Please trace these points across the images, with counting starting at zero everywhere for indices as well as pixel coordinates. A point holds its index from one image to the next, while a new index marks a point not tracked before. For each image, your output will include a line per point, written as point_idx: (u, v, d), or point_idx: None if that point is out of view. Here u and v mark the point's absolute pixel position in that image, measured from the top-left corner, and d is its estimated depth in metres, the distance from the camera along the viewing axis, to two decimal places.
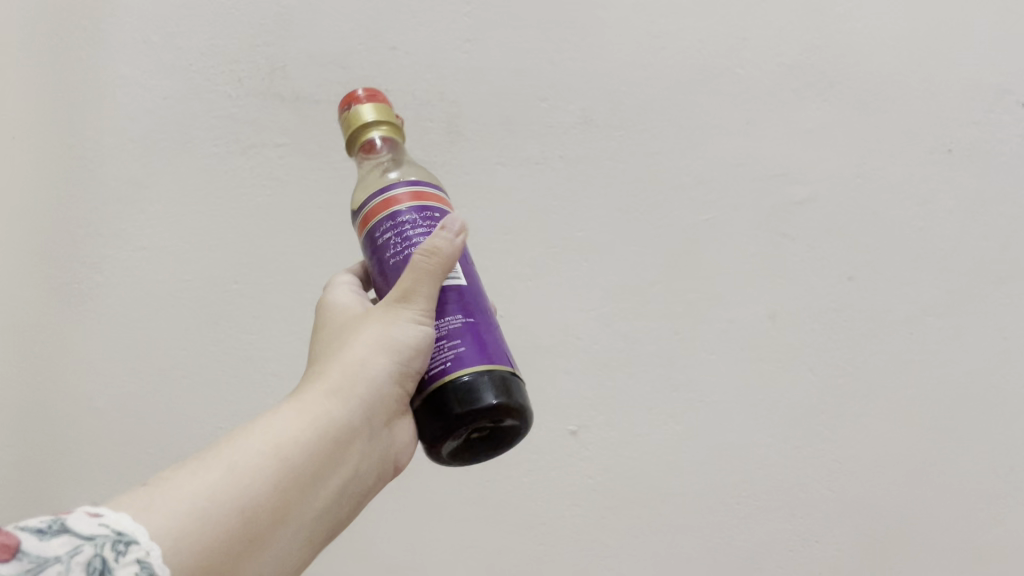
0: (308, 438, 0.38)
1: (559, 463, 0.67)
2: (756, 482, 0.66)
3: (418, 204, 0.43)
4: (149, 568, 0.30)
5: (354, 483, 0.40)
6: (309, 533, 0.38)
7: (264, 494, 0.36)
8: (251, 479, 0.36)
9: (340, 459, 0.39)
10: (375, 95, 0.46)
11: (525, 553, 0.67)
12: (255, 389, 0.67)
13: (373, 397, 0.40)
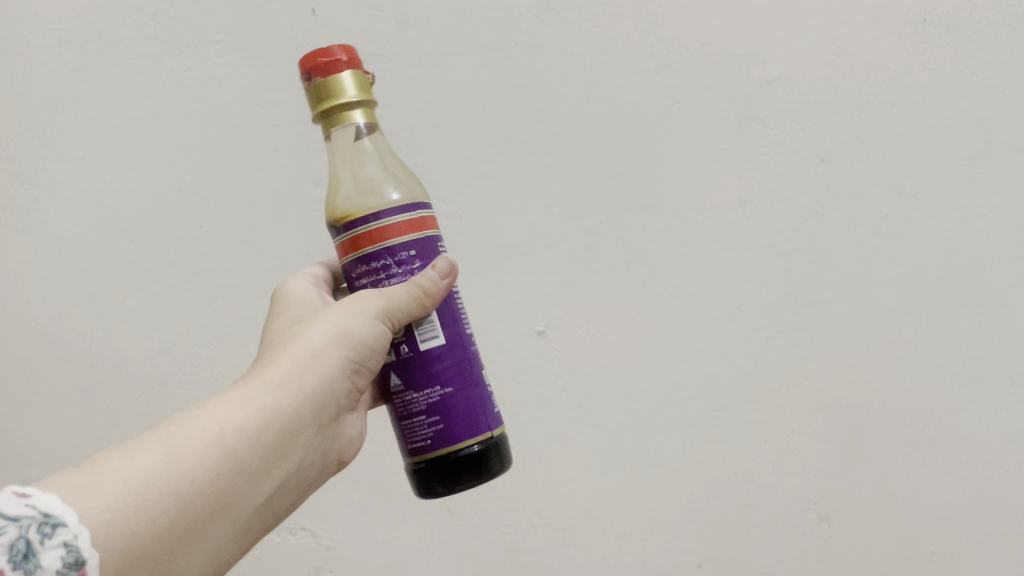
0: (254, 425, 0.39)
1: (528, 365, 0.66)
2: (729, 374, 0.65)
3: (416, 236, 0.43)
4: (75, 553, 0.31)
5: (293, 474, 0.41)
6: (246, 521, 0.39)
7: (208, 479, 0.36)
8: (194, 462, 0.36)
9: (284, 449, 0.40)
10: (350, 57, 0.43)
11: None
12: (208, 301, 0.65)
13: (318, 390, 0.42)
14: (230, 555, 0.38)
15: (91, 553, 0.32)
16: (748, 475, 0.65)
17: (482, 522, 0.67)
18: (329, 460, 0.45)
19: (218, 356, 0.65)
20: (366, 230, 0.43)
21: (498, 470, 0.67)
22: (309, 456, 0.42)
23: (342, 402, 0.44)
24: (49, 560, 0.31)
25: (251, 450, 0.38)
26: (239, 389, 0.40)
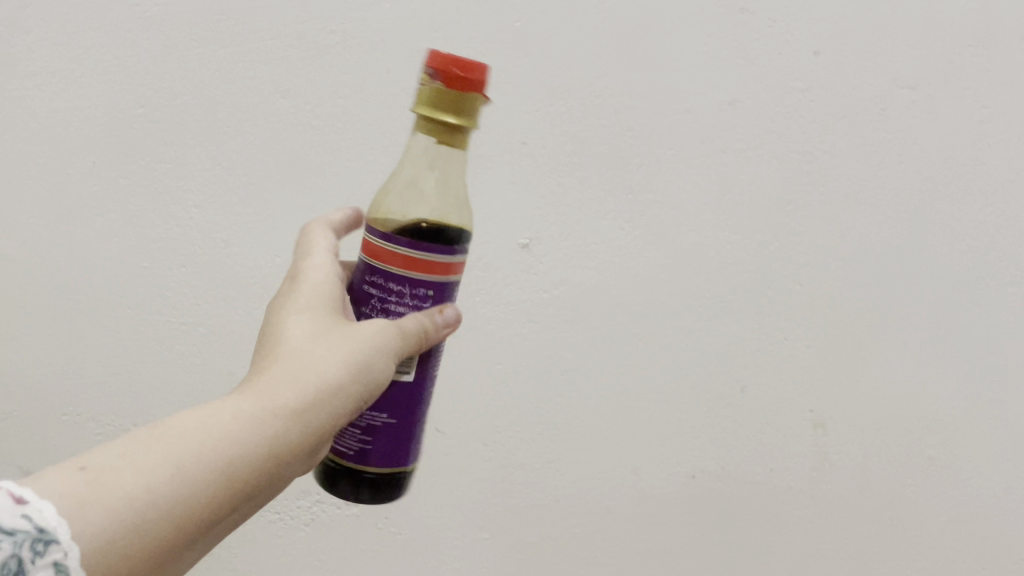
0: (262, 448, 0.35)
1: (512, 279, 0.64)
2: (720, 283, 0.62)
3: (440, 279, 0.40)
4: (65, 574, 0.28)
5: (275, 486, 0.38)
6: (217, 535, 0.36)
7: (204, 501, 0.33)
8: (198, 480, 0.33)
9: (279, 469, 0.37)
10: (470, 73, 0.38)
11: (481, 375, 0.65)
12: (177, 222, 0.63)
13: (329, 418, 0.38)
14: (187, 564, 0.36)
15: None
16: (740, 387, 0.64)
17: (470, 441, 0.65)
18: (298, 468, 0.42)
19: (195, 278, 0.63)
20: (400, 253, 0.39)
21: (484, 389, 0.65)
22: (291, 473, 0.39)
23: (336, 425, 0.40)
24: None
25: (251, 474, 0.35)
26: (254, 396, 0.36)
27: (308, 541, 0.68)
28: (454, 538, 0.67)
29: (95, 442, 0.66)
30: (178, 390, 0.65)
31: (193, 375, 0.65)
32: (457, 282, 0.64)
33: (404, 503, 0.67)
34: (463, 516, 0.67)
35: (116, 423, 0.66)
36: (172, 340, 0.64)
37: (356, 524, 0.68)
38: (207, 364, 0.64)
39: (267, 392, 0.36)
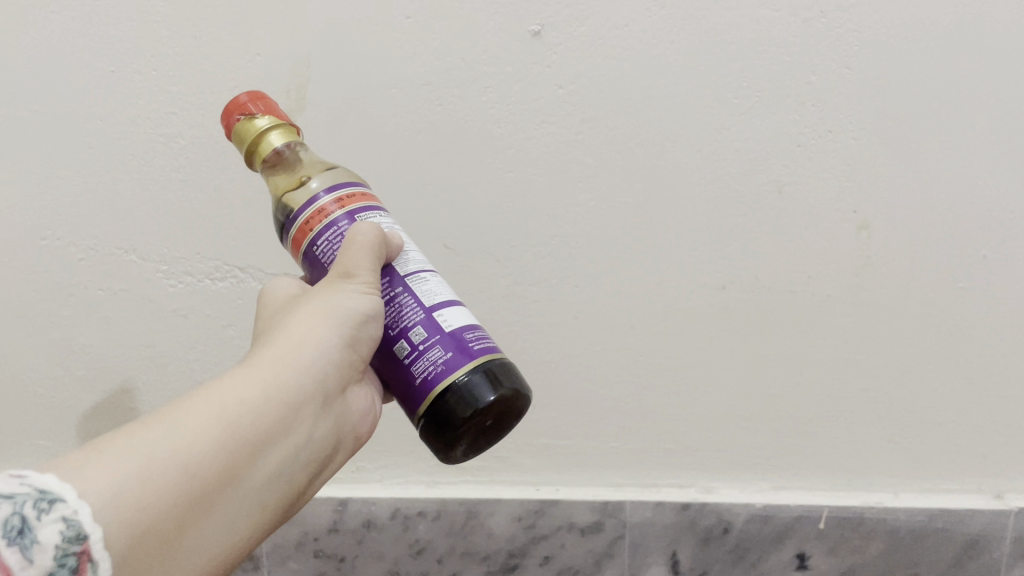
0: (257, 397, 0.32)
1: (523, 75, 0.54)
2: (761, 71, 0.54)
3: (348, 210, 0.37)
4: (77, 527, 0.26)
5: (311, 446, 0.35)
6: (263, 498, 0.32)
7: (214, 457, 0.30)
8: (197, 434, 0.30)
9: (296, 420, 0.34)
10: (258, 99, 0.39)
11: (491, 184, 0.57)
12: (134, 19, 0.54)
13: (320, 356, 0.35)
14: (249, 537, 0.32)
15: (93, 529, 0.26)
16: (778, 187, 0.56)
17: (482, 259, 0.59)
18: (344, 438, 0.38)
19: (167, 82, 0.56)
20: (301, 219, 0.37)
21: (495, 200, 0.58)
22: (322, 431, 0.36)
23: (349, 372, 0.37)
24: (47, 536, 0.25)
25: (259, 422, 0.32)
26: (236, 366, 0.34)
27: None
28: None
29: (78, 269, 0.61)
30: (159, 209, 0.59)
31: (177, 193, 0.59)
32: (458, 80, 0.55)
33: None
34: None
35: (96, 247, 0.60)
36: (150, 153, 0.58)
37: None
38: (192, 179, 0.58)
39: (252, 360, 0.34)
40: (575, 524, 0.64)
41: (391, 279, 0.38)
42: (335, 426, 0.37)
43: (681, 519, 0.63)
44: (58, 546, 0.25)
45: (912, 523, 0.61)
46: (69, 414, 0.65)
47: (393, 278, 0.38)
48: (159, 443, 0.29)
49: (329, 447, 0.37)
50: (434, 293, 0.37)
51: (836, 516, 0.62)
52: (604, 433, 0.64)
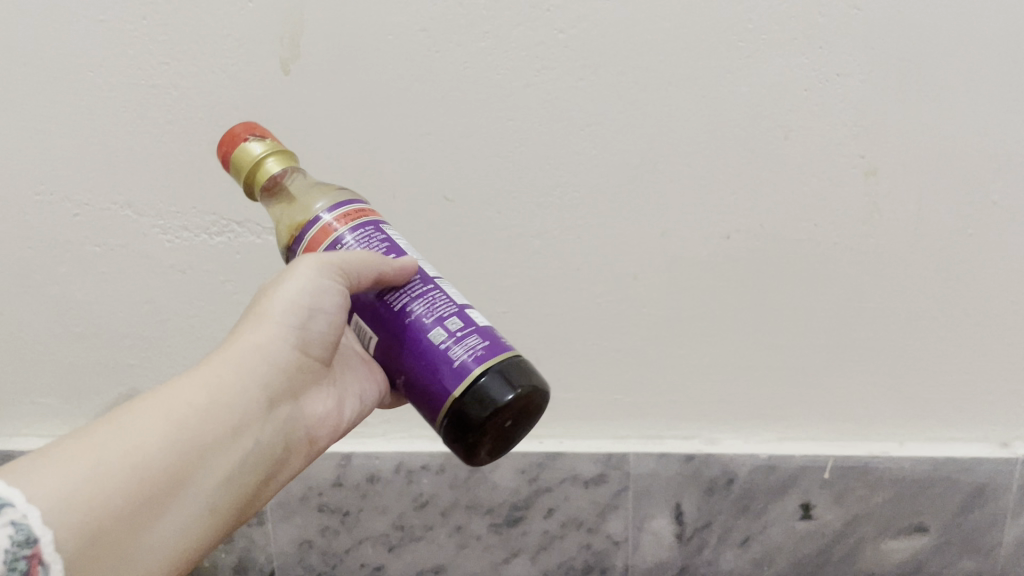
0: (201, 398, 0.35)
1: (522, 19, 0.53)
2: (768, 12, 0.52)
3: (352, 227, 0.38)
4: (24, 530, 0.29)
5: (267, 440, 0.37)
6: (215, 494, 0.35)
7: (160, 458, 0.33)
8: (141, 436, 0.33)
9: (246, 417, 0.36)
10: (251, 128, 0.39)
11: (491, 133, 0.56)
12: None
13: (269, 353, 0.38)
14: (206, 532, 0.35)
15: (42, 531, 0.30)
16: (783, 133, 0.55)
17: (482, 210, 0.58)
18: (307, 432, 0.40)
19: (155, 32, 0.54)
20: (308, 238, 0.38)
21: (494, 149, 0.56)
22: (278, 427, 0.38)
23: (302, 367, 0.39)
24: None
25: (203, 420, 0.35)
26: (187, 370, 0.37)
27: None
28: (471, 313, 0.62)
29: (72, 225, 0.60)
30: (152, 163, 0.58)
31: (169, 147, 0.57)
32: (455, 26, 0.53)
33: None
34: (478, 290, 0.61)
35: (90, 203, 0.59)
36: (142, 105, 0.56)
37: None
38: (185, 131, 0.57)
39: (204, 363, 0.37)
40: (579, 477, 0.64)
41: (422, 276, 0.38)
42: (293, 422, 0.39)
43: (685, 471, 0.63)
44: (8, 549, 0.29)
45: (917, 472, 0.61)
46: (67, 372, 0.65)
47: (425, 277, 0.38)
48: (104, 448, 0.32)
49: (290, 443, 0.39)
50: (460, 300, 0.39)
51: (841, 465, 0.62)
52: (607, 385, 0.64)
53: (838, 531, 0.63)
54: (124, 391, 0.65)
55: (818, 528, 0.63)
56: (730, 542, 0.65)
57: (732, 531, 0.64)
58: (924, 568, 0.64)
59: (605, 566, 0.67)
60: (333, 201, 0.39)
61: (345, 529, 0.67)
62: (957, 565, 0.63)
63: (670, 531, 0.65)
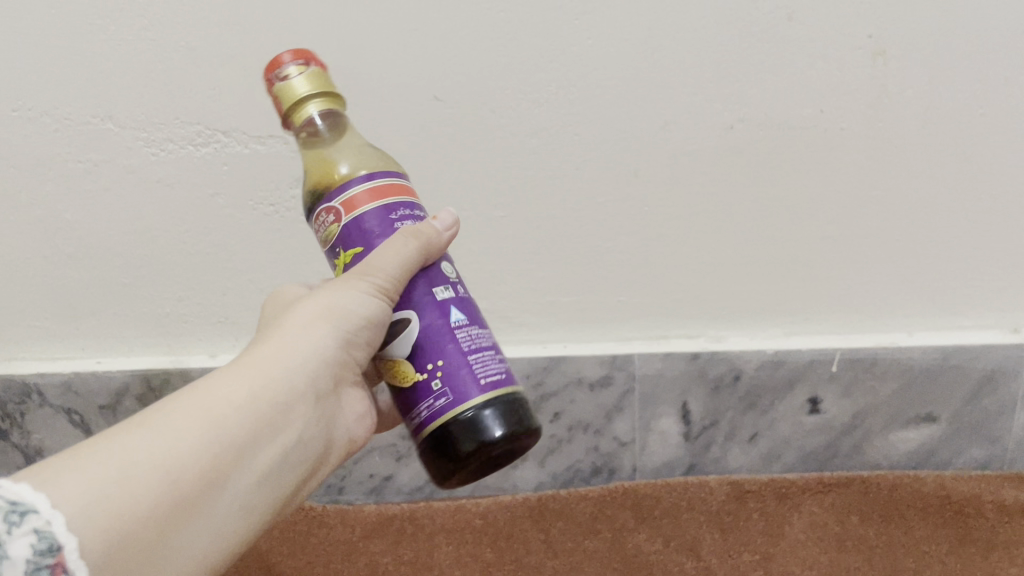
0: (241, 396, 0.34)
1: None
2: None
3: (380, 205, 0.37)
4: (49, 539, 0.27)
5: (298, 448, 0.36)
6: (251, 500, 0.34)
7: (199, 460, 0.32)
8: (183, 435, 0.32)
9: (281, 422, 0.35)
10: (303, 55, 0.37)
11: (481, 26, 0.53)
12: None
13: (306, 358, 0.37)
14: (240, 540, 0.34)
15: (67, 538, 0.28)
16: (788, 14, 0.52)
17: (477, 109, 0.56)
18: (333, 439, 0.40)
19: None
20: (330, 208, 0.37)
21: (484, 44, 0.54)
22: (310, 433, 0.37)
23: (336, 374, 0.39)
24: (18, 550, 0.27)
25: (244, 419, 0.34)
26: (224, 368, 0.36)
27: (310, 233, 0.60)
28: (468, 219, 0.60)
29: (55, 141, 0.58)
30: (130, 72, 0.55)
31: (146, 54, 0.55)
32: None
33: (411, 184, 0.58)
34: (475, 196, 0.59)
35: (70, 117, 0.57)
36: (114, 10, 0.53)
37: None
38: (162, 37, 0.54)
39: (238, 363, 0.36)
40: (584, 380, 0.63)
41: None
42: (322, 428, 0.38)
43: (690, 369, 0.62)
44: (30, 559, 0.27)
45: (926, 361, 0.60)
46: (61, 295, 0.63)
47: None
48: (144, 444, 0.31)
49: (318, 450, 0.38)
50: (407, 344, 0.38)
51: (849, 357, 0.61)
52: (611, 287, 0.62)
53: (846, 424, 0.63)
54: (120, 311, 0.64)
55: (826, 421, 0.63)
56: (737, 439, 0.65)
57: (739, 428, 0.64)
58: (933, 457, 0.64)
59: (613, 467, 0.67)
60: (365, 173, 0.37)
61: None
62: (967, 453, 0.63)
63: (678, 430, 0.65)
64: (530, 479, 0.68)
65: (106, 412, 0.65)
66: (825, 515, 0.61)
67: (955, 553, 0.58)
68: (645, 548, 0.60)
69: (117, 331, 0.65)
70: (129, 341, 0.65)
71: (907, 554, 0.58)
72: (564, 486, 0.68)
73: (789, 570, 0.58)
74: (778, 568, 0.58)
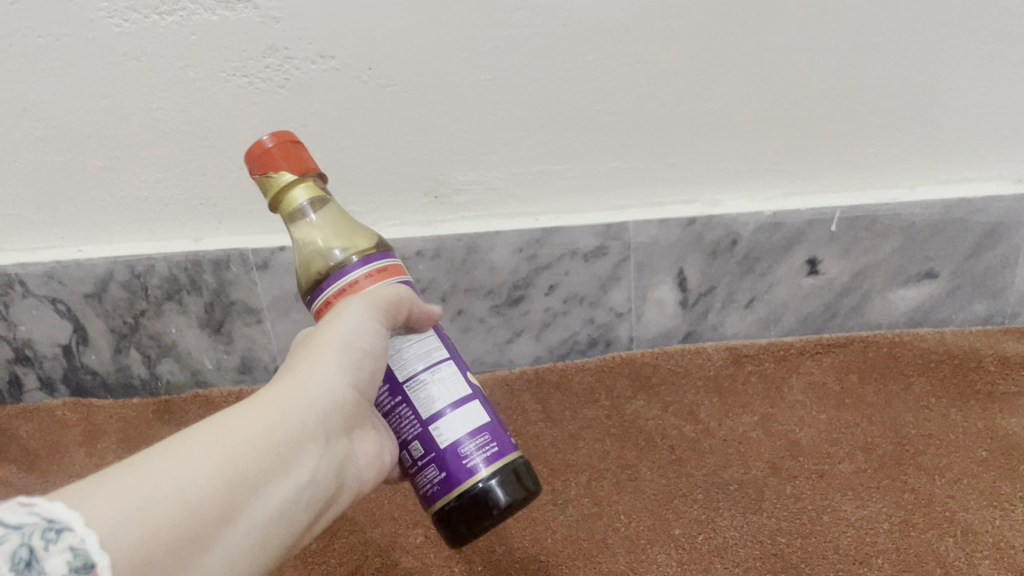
0: (256, 431, 0.33)
1: None
2: None
3: (379, 286, 0.38)
4: (84, 555, 0.27)
5: (309, 484, 0.35)
6: (265, 530, 0.33)
7: (218, 490, 0.31)
8: (201, 467, 0.31)
9: (295, 456, 0.34)
10: (285, 137, 0.39)
11: None
12: None
13: (317, 392, 0.36)
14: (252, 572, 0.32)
15: (100, 555, 0.27)
16: None
17: None
18: (345, 480, 0.39)
19: None
20: (329, 293, 0.38)
21: None
22: (323, 472, 0.36)
23: (345, 413, 0.38)
24: (56, 565, 0.26)
25: (261, 454, 0.33)
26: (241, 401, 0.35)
27: (287, 105, 0.57)
28: (452, 85, 0.57)
29: (11, 14, 0.54)
30: None
31: None
32: None
33: (389, 49, 0.55)
34: (457, 60, 0.56)
35: None
36: None
37: (338, 79, 0.56)
38: None
39: (255, 398, 0.35)
40: (578, 251, 0.62)
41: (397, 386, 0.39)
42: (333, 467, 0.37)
43: (687, 235, 0.61)
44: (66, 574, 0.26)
45: (928, 215, 0.59)
46: (35, 180, 0.61)
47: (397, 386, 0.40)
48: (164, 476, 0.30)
49: (330, 489, 0.37)
50: (433, 401, 0.39)
51: (849, 216, 0.59)
52: (605, 154, 0.60)
53: (845, 285, 0.62)
54: (97, 196, 0.62)
55: (825, 283, 0.62)
56: (735, 305, 0.64)
57: (737, 293, 0.63)
58: (933, 315, 0.63)
59: (610, 339, 0.66)
60: (362, 256, 0.39)
61: None
62: (968, 309, 0.62)
63: (674, 299, 0.64)
64: (526, 353, 0.67)
65: (92, 302, 0.63)
66: (824, 375, 0.61)
67: (957, 405, 0.57)
68: (644, 414, 0.60)
69: (96, 217, 0.63)
70: (110, 227, 0.63)
71: (907, 409, 0.57)
72: (561, 359, 0.67)
73: (788, 427, 0.57)
74: (777, 425, 0.57)
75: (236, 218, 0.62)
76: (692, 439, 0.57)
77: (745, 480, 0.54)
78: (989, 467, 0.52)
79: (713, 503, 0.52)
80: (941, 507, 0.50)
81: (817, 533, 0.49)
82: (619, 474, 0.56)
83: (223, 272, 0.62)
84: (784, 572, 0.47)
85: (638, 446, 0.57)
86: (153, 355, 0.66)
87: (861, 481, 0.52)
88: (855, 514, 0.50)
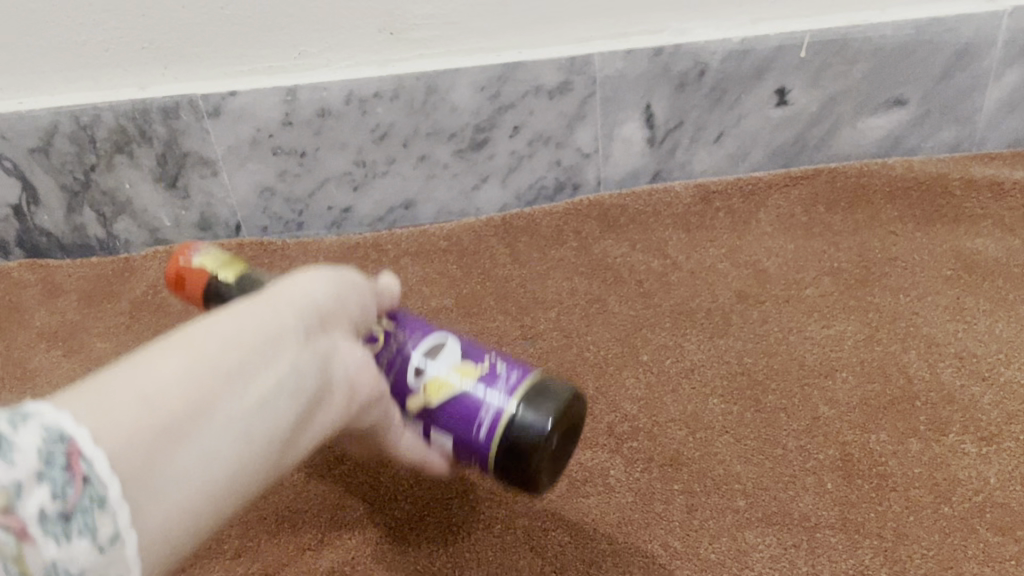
0: (229, 332, 0.28)
1: None
2: None
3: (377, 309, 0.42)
4: (61, 431, 0.22)
5: (293, 389, 0.30)
6: (245, 431, 0.27)
7: (188, 389, 0.26)
8: (158, 363, 0.26)
9: (274, 355, 0.29)
10: None
11: None
12: None
13: (297, 300, 0.32)
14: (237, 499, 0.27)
15: (76, 427, 0.22)
16: None
17: None
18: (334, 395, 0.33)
19: None
20: None
21: None
22: (309, 372, 0.31)
23: (327, 319, 0.33)
24: (64, 551, 0.21)
25: (233, 358, 0.28)
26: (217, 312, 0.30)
27: None
28: None
29: None
30: None
31: None
32: None
33: None
34: None
35: None
36: None
37: None
38: None
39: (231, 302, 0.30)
40: (541, 88, 0.60)
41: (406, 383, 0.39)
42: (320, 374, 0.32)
43: (654, 67, 0.59)
44: (75, 561, 0.21)
45: (899, 37, 0.58)
46: None
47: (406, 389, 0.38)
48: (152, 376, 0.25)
49: (322, 394, 0.32)
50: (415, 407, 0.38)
51: (819, 41, 0.58)
52: None
53: (814, 115, 0.61)
54: (31, 42, 0.58)
55: (794, 113, 0.61)
56: (703, 140, 0.63)
57: (705, 128, 0.62)
58: (902, 142, 0.63)
59: (577, 182, 0.65)
60: None
61: (304, 172, 0.63)
62: (937, 135, 0.62)
63: (642, 136, 0.62)
64: (494, 200, 0.66)
65: (38, 157, 0.61)
66: (791, 207, 0.60)
67: (922, 229, 0.57)
68: (612, 252, 0.60)
69: (33, 65, 0.59)
70: (48, 78, 0.60)
71: (875, 234, 0.57)
72: (528, 205, 0.66)
73: (755, 257, 0.57)
74: (745, 256, 0.57)
75: (182, 62, 0.59)
76: (660, 272, 0.57)
77: (712, 307, 0.54)
78: (952, 284, 0.53)
79: (680, 330, 0.52)
80: (904, 323, 0.50)
81: (782, 351, 0.50)
82: (588, 308, 0.55)
83: (173, 121, 0.60)
84: (750, 389, 0.48)
85: (607, 281, 0.57)
86: (108, 212, 0.64)
87: (827, 303, 0.53)
88: (821, 332, 0.51)
